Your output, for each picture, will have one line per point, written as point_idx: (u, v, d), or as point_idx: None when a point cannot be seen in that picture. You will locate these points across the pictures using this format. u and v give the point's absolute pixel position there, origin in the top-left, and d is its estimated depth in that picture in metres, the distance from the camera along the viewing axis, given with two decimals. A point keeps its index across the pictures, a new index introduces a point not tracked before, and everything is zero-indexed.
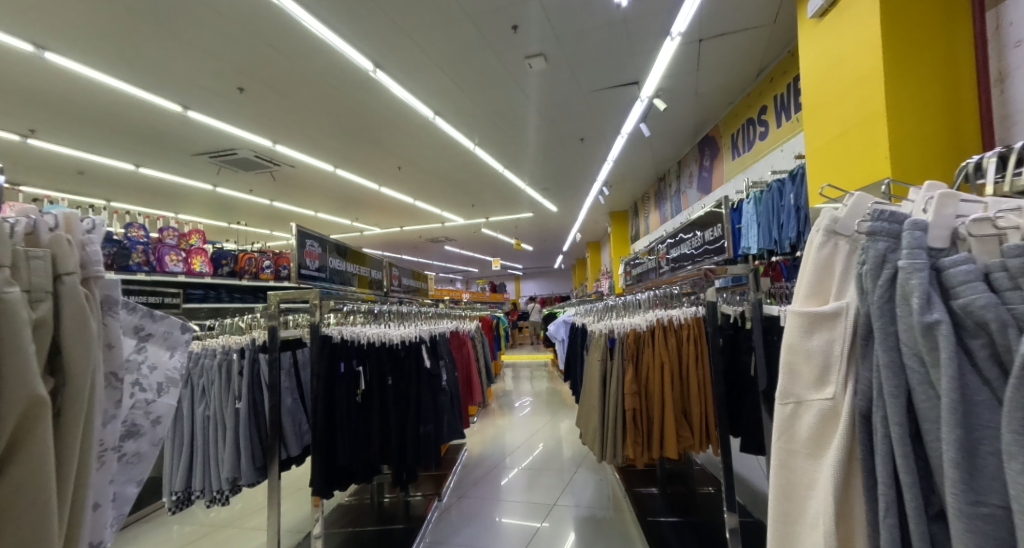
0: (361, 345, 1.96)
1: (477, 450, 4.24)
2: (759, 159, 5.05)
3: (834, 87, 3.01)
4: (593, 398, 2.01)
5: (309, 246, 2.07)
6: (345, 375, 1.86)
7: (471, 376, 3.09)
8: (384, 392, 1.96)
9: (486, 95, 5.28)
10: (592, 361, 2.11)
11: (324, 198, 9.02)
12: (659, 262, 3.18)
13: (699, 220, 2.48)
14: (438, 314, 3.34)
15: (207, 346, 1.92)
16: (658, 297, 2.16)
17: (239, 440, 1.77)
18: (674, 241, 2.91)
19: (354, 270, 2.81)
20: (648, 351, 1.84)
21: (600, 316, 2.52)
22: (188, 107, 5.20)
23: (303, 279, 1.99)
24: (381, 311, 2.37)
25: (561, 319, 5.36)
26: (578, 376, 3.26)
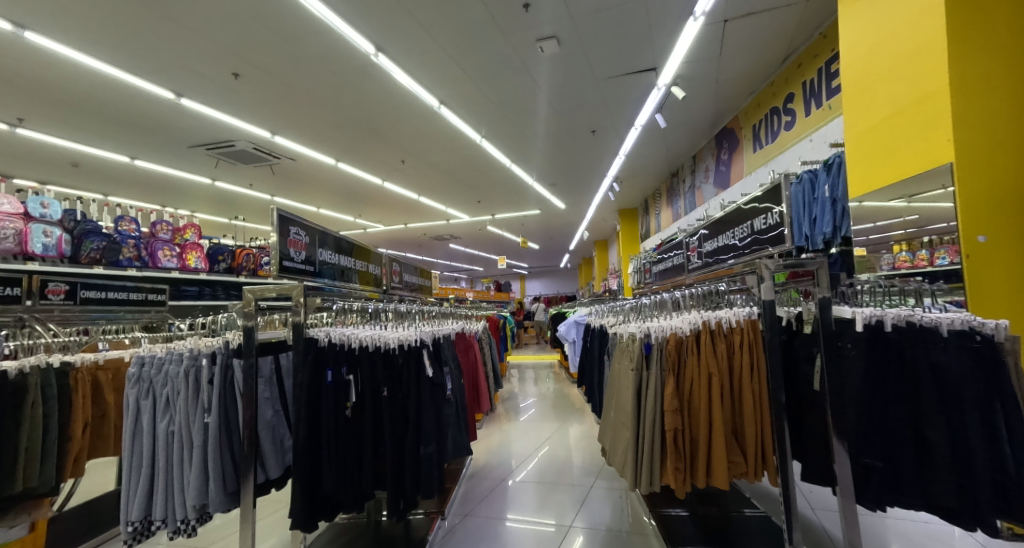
0: (351, 350, 1.69)
1: (482, 460, 3.99)
2: (785, 151, 4.75)
3: (873, 66, 2.71)
4: (623, 413, 1.73)
5: (293, 233, 1.79)
6: (333, 385, 1.62)
7: (479, 381, 2.83)
8: (379, 408, 1.68)
9: (495, 83, 5.03)
10: (621, 368, 1.84)
11: (327, 194, 8.79)
12: (687, 258, 2.91)
13: (745, 208, 2.23)
14: (442, 313, 3.07)
15: (174, 349, 1.63)
16: (697, 295, 1.90)
17: (209, 461, 1.51)
18: (710, 234, 2.64)
19: (354, 265, 2.57)
20: (691, 360, 1.58)
21: (626, 315, 2.27)
22: (182, 95, 4.97)
23: (288, 274, 1.73)
24: (377, 310, 2.10)
25: (573, 320, 5.07)
26: (595, 383, 2.99)
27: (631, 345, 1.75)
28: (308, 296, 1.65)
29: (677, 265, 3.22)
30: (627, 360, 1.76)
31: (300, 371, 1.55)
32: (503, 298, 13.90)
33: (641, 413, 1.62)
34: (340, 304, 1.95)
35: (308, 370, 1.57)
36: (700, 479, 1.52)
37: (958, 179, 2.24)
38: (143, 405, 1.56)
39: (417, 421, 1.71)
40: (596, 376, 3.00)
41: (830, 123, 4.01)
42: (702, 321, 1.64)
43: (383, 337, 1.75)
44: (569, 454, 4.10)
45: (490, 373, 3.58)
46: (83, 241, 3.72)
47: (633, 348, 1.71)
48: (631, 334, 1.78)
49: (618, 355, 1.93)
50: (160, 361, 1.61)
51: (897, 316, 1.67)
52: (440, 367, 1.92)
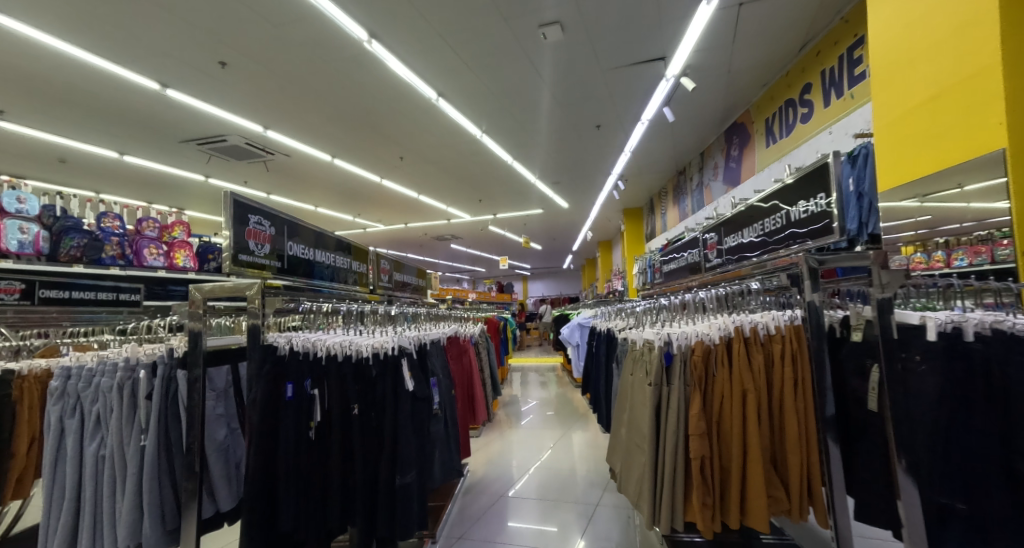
0: (318, 360, 1.48)
1: (479, 472, 3.75)
2: (801, 144, 4.50)
3: (908, 42, 2.27)
4: (637, 436, 1.51)
5: (253, 225, 1.54)
6: (294, 401, 1.40)
7: (473, 391, 2.63)
8: (350, 427, 1.47)
9: (495, 73, 4.79)
10: (632, 380, 1.62)
11: (324, 192, 8.57)
12: (704, 257, 2.65)
13: (774, 197, 1.95)
14: (435, 315, 2.83)
15: (106, 361, 1.60)
16: (724, 294, 1.66)
17: (142, 488, 1.47)
18: (729, 229, 2.38)
19: (339, 263, 2.33)
20: (720, 374, 1.37)
21: (641, 320, 2.04)
22: (167, 86, 4.75)
23: (248, 269, 1.49)
24: (352, 311, 1.87)
25: (577, 322, 4.83)
26: (601, 391, 2.78)
27: (647, 354, 1.53)
28: (266, 297, 1.42)
29: (691, 265, 2.97)
30: (641, 371, 1.55)
31: (256, 386, 1.34)
32: (505, 299, 13.67)
33: (660, 436, 1.40)
34: (309, 306, 1.70)
35: (263, 384, 1.35)
36: (732, 518, 1.31)
37: (1012, 166, 1.75)
38: (70, 426, 1.52)
39: (393, 444, 1.50)
40: (603, 385, 2.75)
41: (853, 113, 3.77)
42: (728, 328, 1.42)
43: (355, 344, 1.53)
44: (571, 465, 3.84)
45: (487, 379, 3.34)
46: (60, 238, 3.29)
47: (650, 359, 1.49)
48: (646, 340, 1.57)
49: (630, 363, 1.71)
50: (89, 373, 1.59)
51: (980, 323, 1.40)
52: (423, 380, 1.69)
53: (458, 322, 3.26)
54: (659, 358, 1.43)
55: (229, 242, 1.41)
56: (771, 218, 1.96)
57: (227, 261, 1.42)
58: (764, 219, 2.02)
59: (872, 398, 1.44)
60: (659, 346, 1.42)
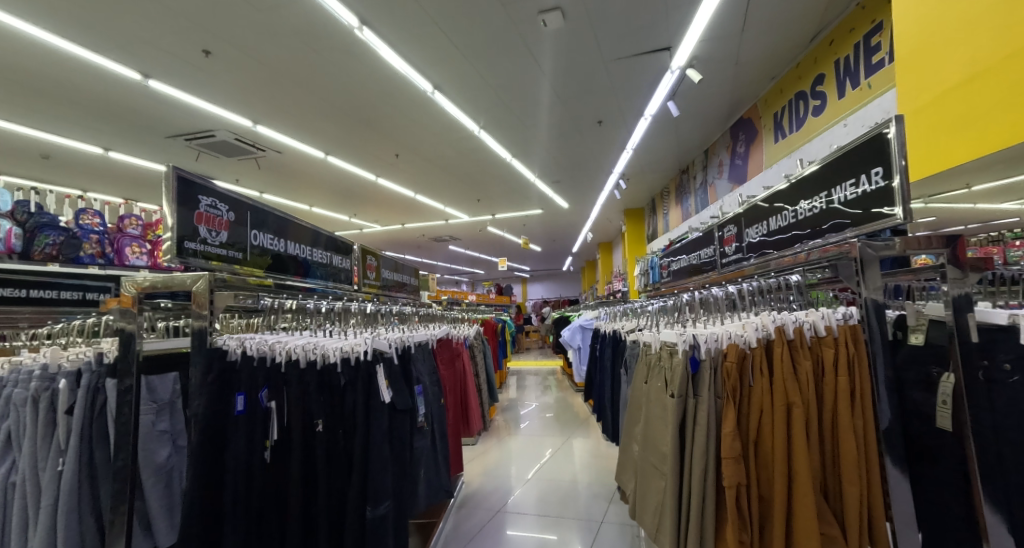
0: (277, 366, 1.32)
1: (476, 483, 3.52)
2: (813, 138, 4.30)
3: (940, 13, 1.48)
4: (656, 455, 1.32)
5: (206, 209, 1.37)
6: (246, 415, 1.23)
7: (468, 397, 2.44)
8: (314, 445, 1.29)
9: (493, 63, 4.59)
10: (646, 390, 1.45)
11: (318, 191, 8.38)
12: (721, 254, 2.42)
13: (813, 178, 1.57)
14: (424, 315, 2.60)
15: (23, 369, 1.44)
16: (755, 289, 1.47)
17: (56, 518, 1.28)
18: (749, 220, 2.12)
19: (311, 256, 2.11)
20: (755, 382, 1.18)
21: (655, 322, 1.84)
22: (149, 76, 4.54)
23: (200, 258, 1.33)
24: (326, 307, 1.68)
25: (577, 324, 4.61)
26: (605, 398, 2.58)
27: (667, 359, 1.36)
28: (216, 292, 1.25)
29: (704, 263, 2.74)
30: (659, 381, 1.37)
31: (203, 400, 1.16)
32: (504, 302, 13.37)
33: (684, 457, 1.22)
34: (269, 301, 1.48)
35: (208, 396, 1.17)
36: None
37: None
38: None
39: (362, 465, 1.32)
40: (607, 392, 2.55)
41: (870, 104, 3.58)
42: (767, 329, 1.23)
43: (319, 347, 1.36)
44: (572, 475, 3.61)
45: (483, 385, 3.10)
46: (35, 235, 2.69)
47: (671, 366, 1.32)
48: (666, 343, 1.38)
49: (643, 371, 1.54)
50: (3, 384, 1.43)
51: None
52: (401, 391, 1.50)
53: (452, 323, 3.06)
54: (685, 365, 1.25)
55: (172, 225, 1.25)
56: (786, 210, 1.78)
57: (167, 249, 1.25)
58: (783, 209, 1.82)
59: (941, 416, 1.23)
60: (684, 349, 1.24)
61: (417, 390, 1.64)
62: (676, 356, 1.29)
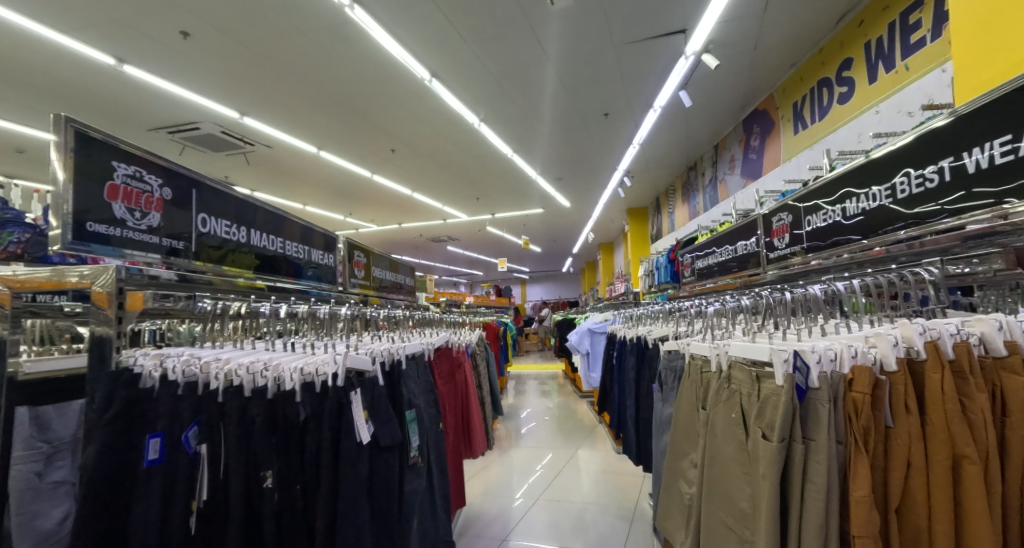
0: (213, 397, 1.14)
1: (476, 505, 3.20)
2: (839, 128, 4.00)
3: None
4: (734, 507, 1.06)
5: (123, 183, 1.19)
6: (159, 465, 1.04)
7: (471, 414, 2.13)
8: (262, 506, 1.07)
9: (495, 46, 4.27)
10: (710, 418, 1.19)
11: (311, 188, 8.04)
12: (769, 244, 2.35)
13: (930, 140, 1.41)
14: (420, 320, 2.28)
15: None
16: (864, 284, 1.21)
17: None
18: (815, 199, 2.01)
19: (274, 247, 1.86)
20: (903, 422, 0.92)
21: (704, 333, 1.57)
22: (124, 61, 4.21)
23: (174, 255, 1.32)
24: (296, 312, 1.41)
25: (586, 328, 4.29)
26: (627, 416, 2.27)
27: (749, 386, 1.08)
28: (125, 291, 1.08)
29: (747, 255, 2.63)
30: (732, 413, 1.11)
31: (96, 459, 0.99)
32: (503, 304, 13.06)
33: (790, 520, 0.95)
34: (207, 304, 1.27)
35: (99, 440, 1.00)
36: None
37: None
38: None
39: (328, 525, 1.11)
40: (629, 409, 2.25)
41: (906, 88, 3.30)
42: (910, 344, 0.96)
43: (270, 370, 1.17)
44: (581, 496, 3.28)
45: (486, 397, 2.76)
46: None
47: (761, 395, 1.04)
48: (740, 362, 1.13)
49: (701, 394, 1.28)
50: None
51: None
52: (387, 426, 1.23)
53: (453, 328, 2.77)
54: (791, 397, 0.96)
55: (64, 205, 1.06)
56: (872, 192, 1.66)
57: (57, 237, 1.04)
58: (866, 194, 1.69)
59: None
60: (787, 376, 0.96)
61: (410, 416, 1.35)
62: (773, 384, 1.00)
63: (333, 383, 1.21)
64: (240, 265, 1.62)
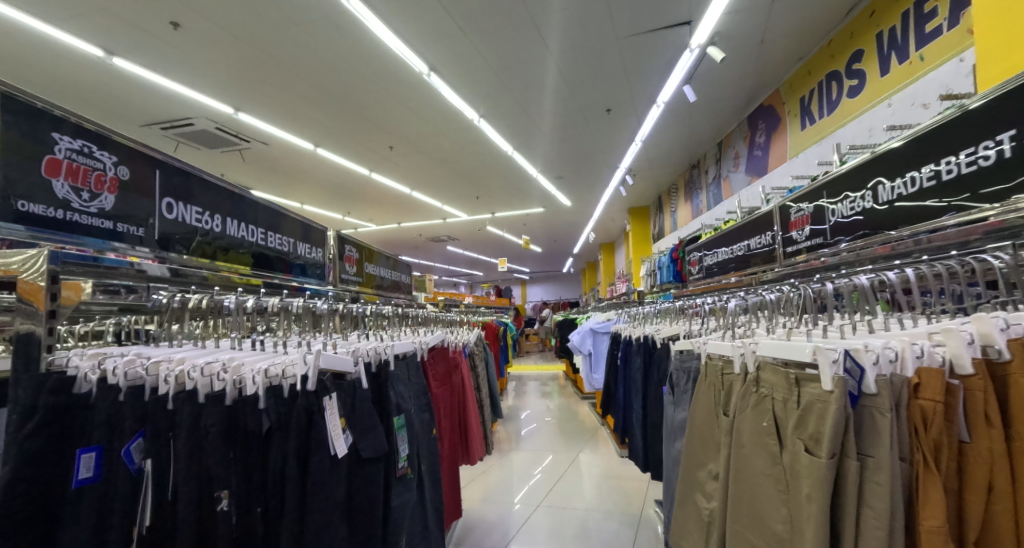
0: (164, 406, 1.01)
1: (474, 511, 3.07)
2: (848, 122, 3.89)
3: None
4: (768, 524, 0.95)
5: (66, 159, 1.12)
6: (97, 482, 0.96)
7: (469, 418, 2.02)
8: (214, 533, 0.95)
9: (494, 39, 4.16)
10: (737, 423, 1.08)
11: (308, 187, 7.93)
12: (786, 238, 2.25)
13: (973, 120, 1.34)
14: (413, 319, 2.17)
15: None
16: (906, 277, 1.08)
17: None
18: (841, 189, 1.89)
19: (251, 237, 1.80)
20: (986, 432, 0.82)
21: (724, 332, 1.46)
22: (113, 53, 4.10)
23: (165, 250, 1.37)
24: (272, 307, 1.28)
25: (588, 328, 4.17)
26: (634, 419, 2.16)
27: (786, 390, 0.97)
28: (62, 278, 0.98)
29: (761, 251, 2.51)
30: (762, 421, 1.00)
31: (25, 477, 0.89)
32: (502, 304, 12.97)
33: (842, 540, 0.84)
34: (163, 296, 1.19)
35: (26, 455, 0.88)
36: None
37: None
38: None
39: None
40: (635, 412, 2.13)
41: (919, 80, 3.19)
42: (989, 345, 0.84)
43: (230, 371, 1.05)
44: (582, 501, 3.16)
45: (485, 399, 2.64)
46: None
47: (802, 401, 0.92)
48: (770, 363, 1.03)
49: (720, 399, 1.18)
50: None
51: None
52: (372, 436, 1.14)
53: (450, 328, 2.66)
54: (844, 403, 0.84)
55: None
56: (913, 176, 1.54)
57: None
58: (905, 180, 1.57)
59: None
60: (839, 377, 0.85)
61: (399, 423, 1.25)
62: (818, 388, 0.89)
63: (302, 388, 1.08)
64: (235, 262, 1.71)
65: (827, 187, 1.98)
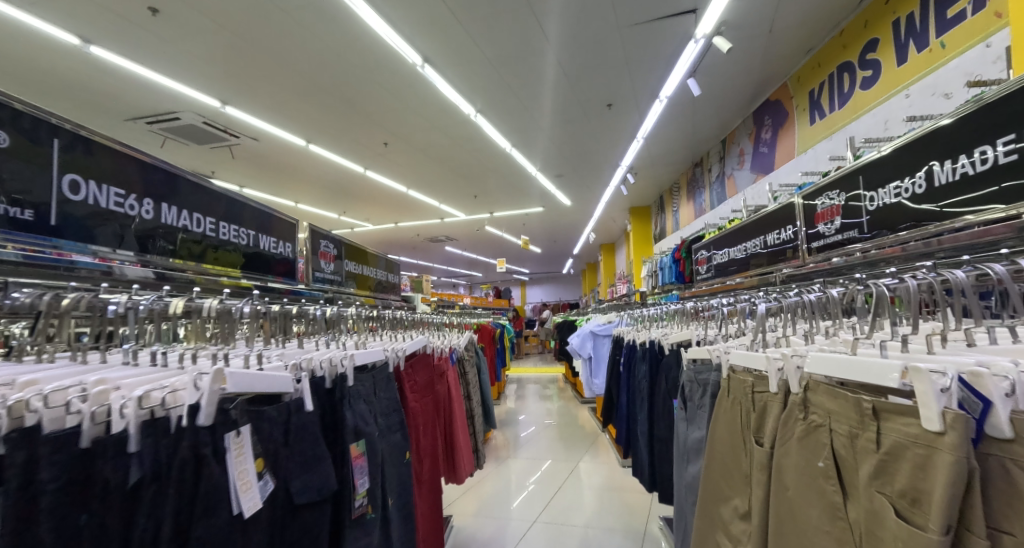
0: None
1: (466, 526, 2.87)
2: (862, 115, 3.69)
3: None
4: None
5: None
6: None
7: (455, 433, 1.83)
8: None
9: (491, 29, 3.97)
10: (778, 459, 0.91)
11: (302, 185, 7.74)
12: (810, 233, 2.01)
13: None
14: (395, 322, 1.97)
15: None
16: (977, 277, 0.88)
17: None
18: (888, 173, 1.62)
19: (195, 228, 1.56)
20: None
21: (750, 340, 1.25)
22: (89, 41, 3.91)
23: (147, 252, 1.36)
24: (204, 311, 1.07)
25: (588, 331, 3.97)
26: (638, 433, 1.96)
27: (857, 423, 0.78)
28: None
29: (779, 248, 2.26)
30: (817, 460, 0.84)
31: None
32: (501, 306, 12.78)
33: None
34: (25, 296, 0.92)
35: None
36: None
37: None
38: None
39: None
40: (641, 424, 1.94)
41: (942, 69, 3.00)
42: None
43: (97, 397, 0.77)
44: (581, 515, 2.97)
45: (476, 408, 2.45)
46: None
47: (879, 439, 0.74)
48: (823, 384, 0.86)
49: (747, 422, 1.03)
50: None
51: None
52: (314, 475, 0.99)
53: (439, 332, 2.46)
54: (966, 451, 0.62)
55: None
56: (980, 155, 1.30)
57: None
58: (969, 160, 1.33)
59: None
60: (956, 414, 0.64)
61: (353, 455, 1.09)
62: (919, 427, 0.68)
63: (191, 422, 0.83)
64: (225, 262, 1.70)
65: (862, 173, 1.75)
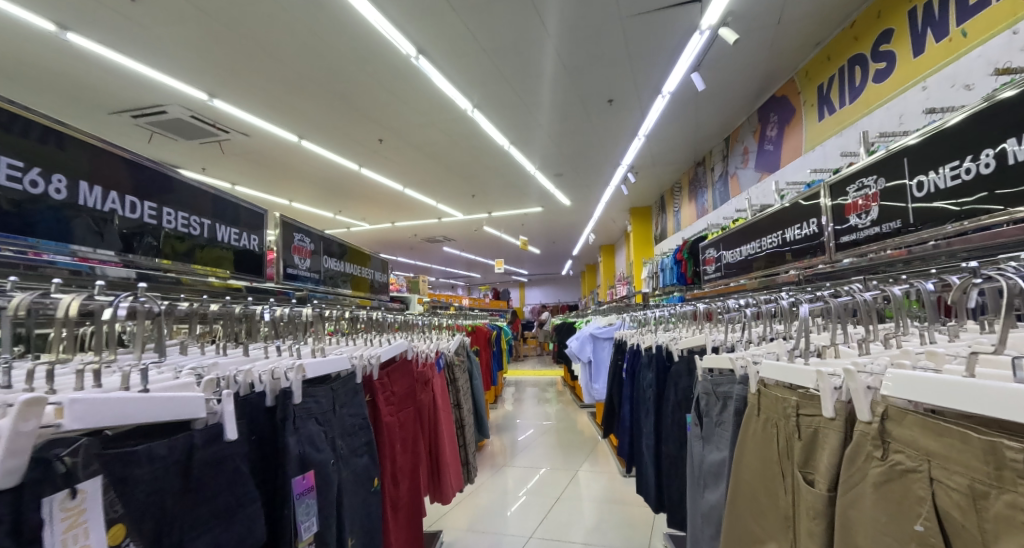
0: None
1: (457, 542, 2.69)
2: (875, 108, 3.51)
3: None
4: None
5: None
6: None
7: (442, 446, 1.66)
8: None
9: (487, 19, 3.81)
10: (845, 503, 0.75)
11: (296, 183, 7.57)
12: (840, 227, 1.82)
13: None
14: (377, 323, 1.79)
15: None
16: None
17: None
18: (942, 156, 1.42)
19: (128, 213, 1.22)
20: None
21: (784, 351, 1.07)
22: (66, 28, 3.73)
23: (130, 251, 1.22)
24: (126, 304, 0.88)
25: (588, 333, 3.79)
26: (644, 447, 1.79)
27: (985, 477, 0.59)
28: None
29: (795, 246, 2.08)
30: (910, 521, 0.67)
31: None
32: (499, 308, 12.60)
33: None
34: None
35: None
36: None
37: None
38: None
39: None
40: (647, 436, 1.77)
41: (963, 59, 2.83)
42: None
43: None
44: (580, 530, 2.79)
45: (468, 416, 2.27)
46: None
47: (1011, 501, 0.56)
48: (912, 413, 0.69)
49: (789, 449, 0.89)
50: None
51: None
52: (233, 525, 0.81)
53: (429, 333, 2.29)
54: None
55: None
56: None
57: None
58: None
59: None
60: None
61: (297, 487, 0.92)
62: None
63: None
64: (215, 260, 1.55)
65: (903, 158, 1.55)
